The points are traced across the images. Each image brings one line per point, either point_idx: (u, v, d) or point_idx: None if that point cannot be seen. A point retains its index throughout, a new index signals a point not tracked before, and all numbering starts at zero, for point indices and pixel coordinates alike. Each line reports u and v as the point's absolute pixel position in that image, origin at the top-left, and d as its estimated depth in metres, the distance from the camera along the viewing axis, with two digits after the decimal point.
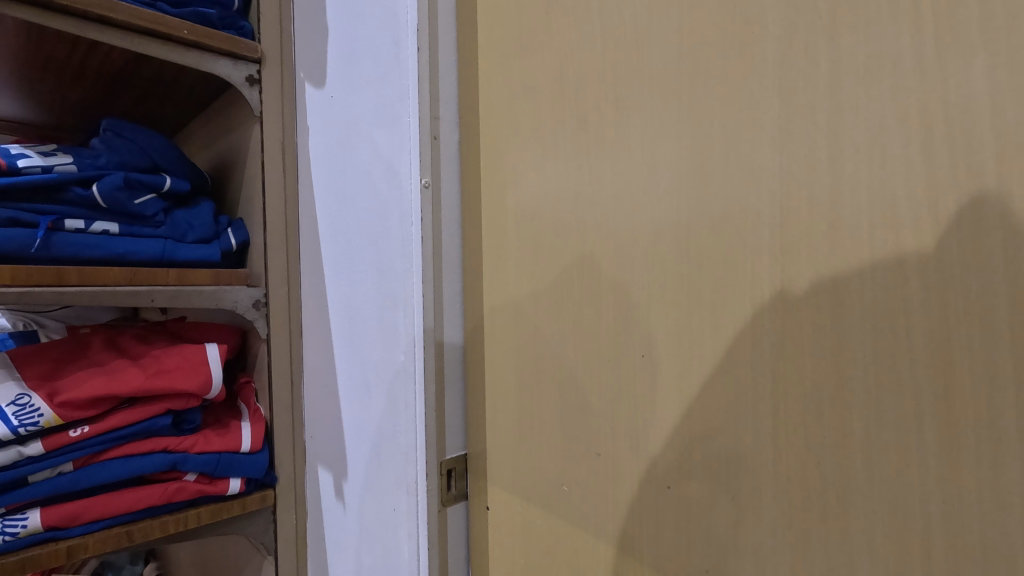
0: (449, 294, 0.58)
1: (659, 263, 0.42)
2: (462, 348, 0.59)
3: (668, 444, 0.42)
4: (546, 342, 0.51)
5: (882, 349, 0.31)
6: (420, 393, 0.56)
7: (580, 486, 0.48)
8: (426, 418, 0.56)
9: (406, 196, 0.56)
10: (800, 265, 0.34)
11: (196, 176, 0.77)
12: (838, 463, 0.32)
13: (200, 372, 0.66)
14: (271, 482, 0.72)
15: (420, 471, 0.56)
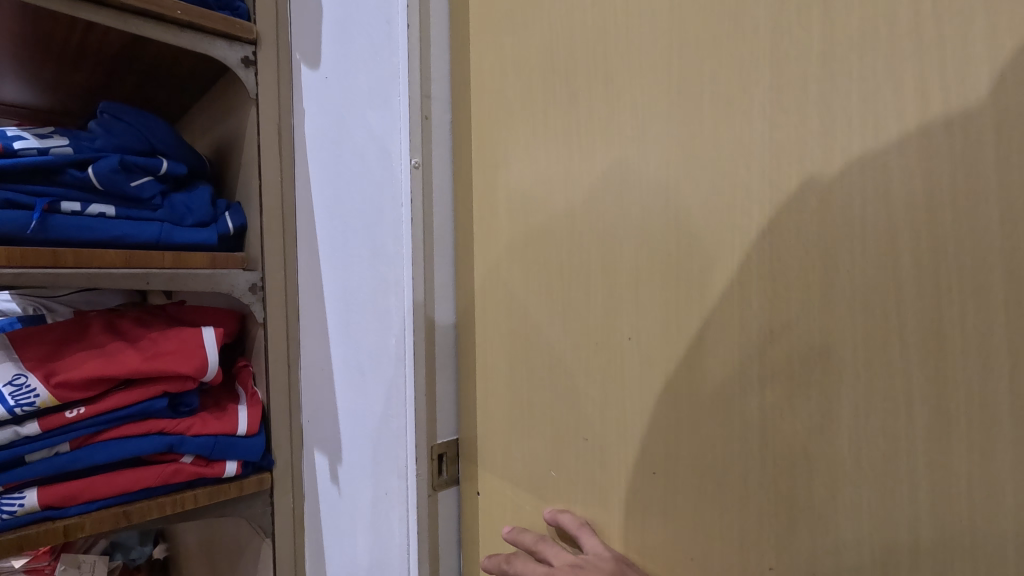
0: (441, 277, 0.57)
1: (646, 245, 0.41)
2: (455, 332, 0.58)
3: (652, 430, 0.41)
4: (535, 326, 0.50)
5: (871, 330, 0.29)
6: (410, 376, 0.55)
7: (567, 471, 0.47)
8: (417, 402, 0.55)
9: (396, 178, 0.55)
10: (788, 244, 0.33)
11: (195, 159, 0.76)
12: (824, 448, 0.31)
13: (196, 355, 0.66)
14: (267, 465, 0.72)
15: (411, 454, 0.55)
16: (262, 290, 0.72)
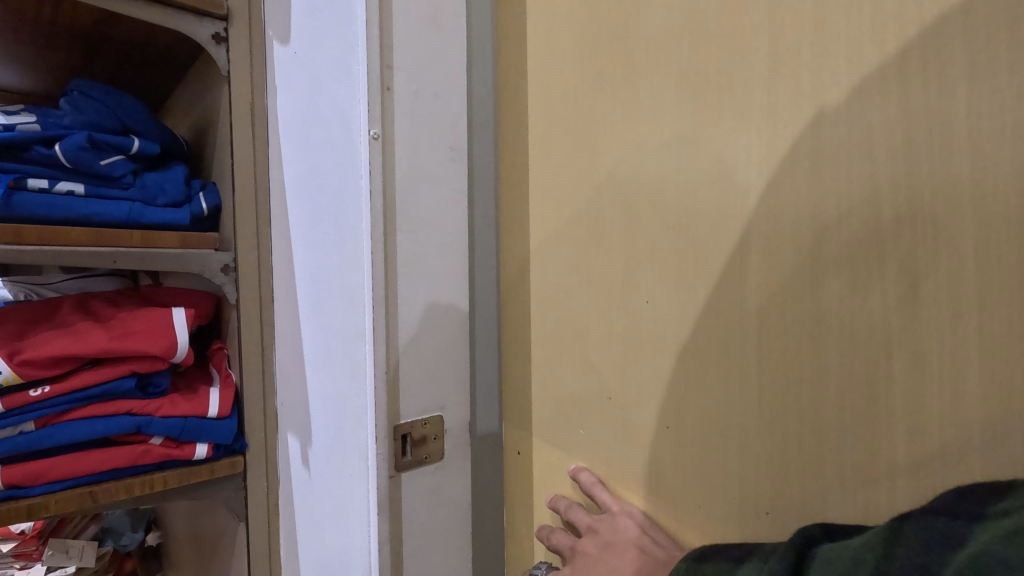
0: (404, 254, 0.54)
1: (659, 209, 0.43)
2: (421, 310, 0.56)
3: (666, 384, 0.44)
4: (558, 293, 0.53)
5: (857, 276, 0.33)
6: (370, 355, 0.53)
7: (592, 428, 0.50)
8: (378, 383, 0.53)
9: (356, 149, 0.53)
10: (784, 203, 0.36)
11: (170, 139, 0.75)
12: (814, 389, 0.35)
13: (167, 335, 0.66)
14: (240, 448, 0.71)
15: (371, 434, 0.53)
16: (234, 271, 0.71)
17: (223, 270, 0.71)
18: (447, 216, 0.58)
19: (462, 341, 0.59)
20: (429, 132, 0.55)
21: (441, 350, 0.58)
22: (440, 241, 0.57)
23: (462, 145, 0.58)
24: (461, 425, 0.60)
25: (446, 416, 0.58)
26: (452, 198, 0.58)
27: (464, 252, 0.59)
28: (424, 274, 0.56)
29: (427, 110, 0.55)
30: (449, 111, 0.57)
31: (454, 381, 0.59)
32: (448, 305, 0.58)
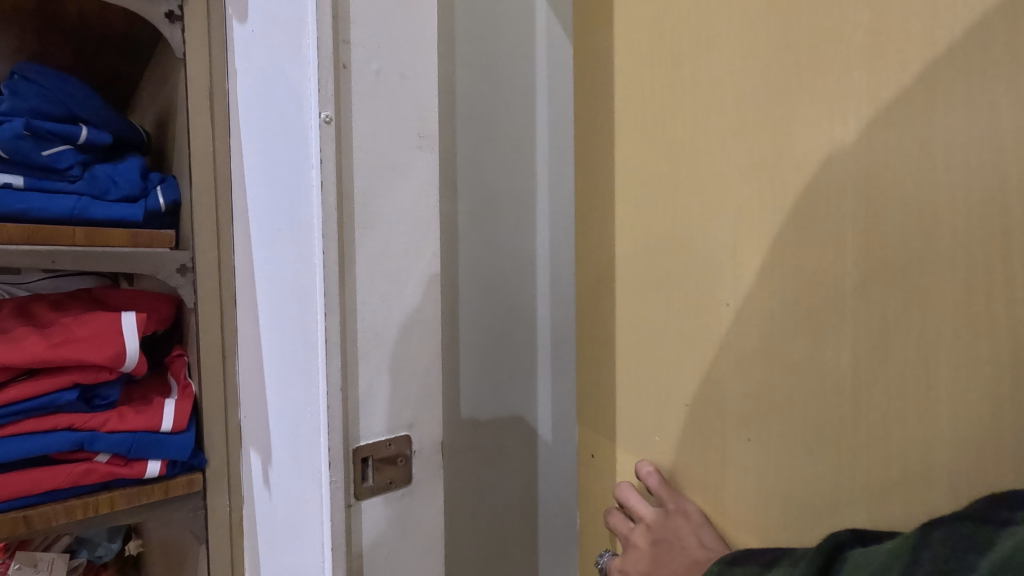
0: (363, 255, 0.47)
1: (738, 159, 0.34)
2: (385, 320, 0.48)
3: (738, 381, 0.34)
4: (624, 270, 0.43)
5: (984, 241, 0.24)
6: (323, 371, 0.46)
7: (666, 434, 0.40)
8: (332, 404, 0.46)
9: (306, 135, 0.46)
10: (886, 145, 0.27)
11: (126, 128, 0.69)
12: (921, 398, 0.26)
13: (114, 343, 0.60)
14: (198, 465, 0.66)
15: (325, 458, 0.46)
16: (192, 272, 0.65)
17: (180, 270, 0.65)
18: (415, 210, 0.50)
19: (432, 352, 0.52)
20: (393, 115, 0.48)
21: (407, 364, 0.50)
22: (407, 239, 0.50)
23: (431, 130, 0.51)
24: (431, 445, 0.53)
25: (414, 436, 0.51)
26: (421, 190, 0.51)
27: (433, 251, 0.52)
28: (388, 277, 0.49)
29: (390, 89, 0.48)
30: (422, 93, 0.50)
31: (423, 397, 0.52)
32: (416, 313, 0.51)
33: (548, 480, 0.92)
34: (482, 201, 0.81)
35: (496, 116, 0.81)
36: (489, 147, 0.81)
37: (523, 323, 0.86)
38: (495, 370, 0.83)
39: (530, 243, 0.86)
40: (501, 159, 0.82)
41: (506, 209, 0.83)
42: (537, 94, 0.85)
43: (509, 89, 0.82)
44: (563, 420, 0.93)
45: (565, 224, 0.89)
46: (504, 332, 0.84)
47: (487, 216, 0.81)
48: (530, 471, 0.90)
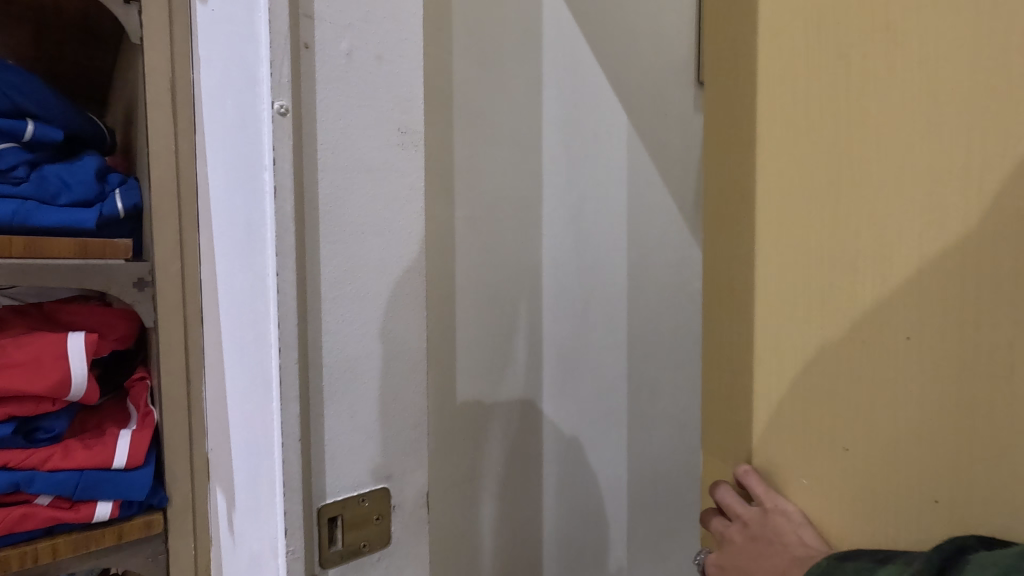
0: (329, 274, 0.38)
1: (995, 159, 0.26)
2: (357, 351, 0.40)
3: (983, 445, 0.27)
4: (775, 287, 0.34)
5: None
6: (277, 419, 0.37)
7: (824, 485, 0.33)
8: (288, 459, 0.37)
9: (258, 130, 0.37)
10: None
11: (81, 123, 0.62)
12: None
13: (55, 369, 0.52)
14: (159, 504, 0.58)
15: (278, 524, 0.38)
16: (151, 287, 0.58)
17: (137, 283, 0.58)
18: (396, 219, 0.41)
19: (417, 390, 0.44)
20: (366, 105, 0.39)
21: (385, 406, 0.42)
22: (385, 255, 0.41)
23: (417, 123, 0.42)
24: (415, 497, 0.44)
25: (394, 488, 0.43)
26: (404, 195, 0.42)
27: (420, 268, 0.43)
28: (360, 302, 0.40)
29: (363, 74, 0.39)
30: (407, 77, 0.41)
31: (405, 443, 0.43)
32: (397, 344, 0.42)
33: (552, 506, 0.86)
34: (483, 206, 0.74)
35: (495, 115, 0.75)
36: (488, 148, 0.74)
37: (524, 338, 0.80)
38: (502, 384, 0.78)
39: (535, 250, 0.81)
40: (501, 161, 0.76)
41: (506, 215, 0.77)
42: (543, 91, 0.80)
43: (510, 85, 0.76)
44: (566, 440, 0.87)
45: (574, 226, 0.86)
46: (507, 345, 0.78)
47: (488, 223, 0.75)
48: (535, 496, 0.83)
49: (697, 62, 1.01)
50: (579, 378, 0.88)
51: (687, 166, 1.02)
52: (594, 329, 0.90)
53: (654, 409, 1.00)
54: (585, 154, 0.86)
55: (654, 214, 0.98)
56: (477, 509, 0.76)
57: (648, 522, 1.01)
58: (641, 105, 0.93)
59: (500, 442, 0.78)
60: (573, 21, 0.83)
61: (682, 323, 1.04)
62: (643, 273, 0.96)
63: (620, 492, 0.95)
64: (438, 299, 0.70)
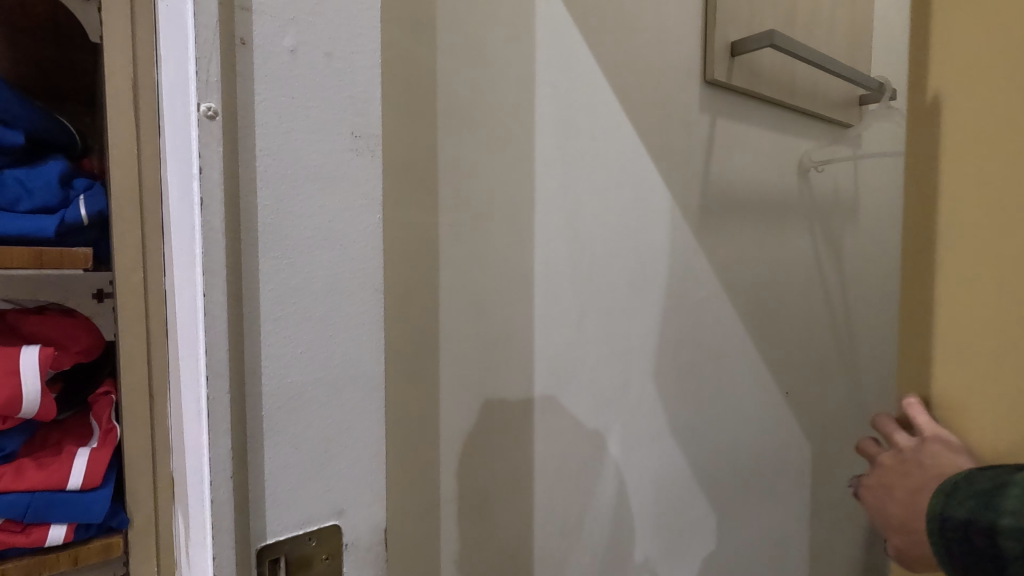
0: (269, 293, 0.35)
1: None
2: (302, 376, 0.37)
3: None
4: (996, 297, 0.47)
5: None
6: (205, 453, 0.34)
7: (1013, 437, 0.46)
8: (219, 497, 0.34)
9: (187, 135, 0.34)
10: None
11: (52, 127, 0.60)
12: None
13: (5, 385, 0.49)
14: (119, 526, 0.55)
15: (209, 560, 0.35)
16: (109, 297, 0.62)
17: (96, 293, 0.62)
18: (349, 231, 0.38)
19: (373, 416, 0.40)
20: (312, 107, 0.36)
21: (336, 436, 0.38)
22: (336, 271, 0.37)
23: (373, 126, 0.39)
24: (372, 533, 0.41)
25: (346, 524, 0.39)
26: (358, 205, 0.38)
27: (377, 284, 0.40)
28: (307, 323, 0.36)
29: (309, 72, 0.36)
30: (360, 76, 0.38)
31: (361, 475, 0.40)
32: (350, 368, 0.39)
33: (545, 527, 0.81)
34: (471, 212, 0.70)
35: (484, 117, 0.71)
36: (476, 152, 0.70)
37: (515, 352, 0.76)
38: (489, 399, 0.74)
39: (528, 259, 0.77)
40: (490, 166, 0.72)
41: (496, 224, 0.73)
42: (536, 92, 0.76)
43: (500, 85, 0.72)
44: (559, 458, 0.82)
45: (569, 234, 0.81)
46: (495, 360, 0.74)
47: (475, 232, 0.71)
48: (526, 516, 0.79)
49: (702, 61, 0.97)
50: (573, 394, 0.83)
51: (692, 170, 0.97)
52: (590, 342, 0.85)
53: (653, 424, 0.95)
54: (581, 158, 0.82)
55: (655, 220, 0.93)
56: (461, 528, 0.72)
57: (651, 539, 0.97)
58: (640, 106, 0.88)
59: (487, 461, 0.74)
60: (569, 17, 0.78)
61: (683, 334, 0.99)
62: (640, 283, 0.91)
63: (617, 510, 0.91)
64: (418, 311, 0.66)
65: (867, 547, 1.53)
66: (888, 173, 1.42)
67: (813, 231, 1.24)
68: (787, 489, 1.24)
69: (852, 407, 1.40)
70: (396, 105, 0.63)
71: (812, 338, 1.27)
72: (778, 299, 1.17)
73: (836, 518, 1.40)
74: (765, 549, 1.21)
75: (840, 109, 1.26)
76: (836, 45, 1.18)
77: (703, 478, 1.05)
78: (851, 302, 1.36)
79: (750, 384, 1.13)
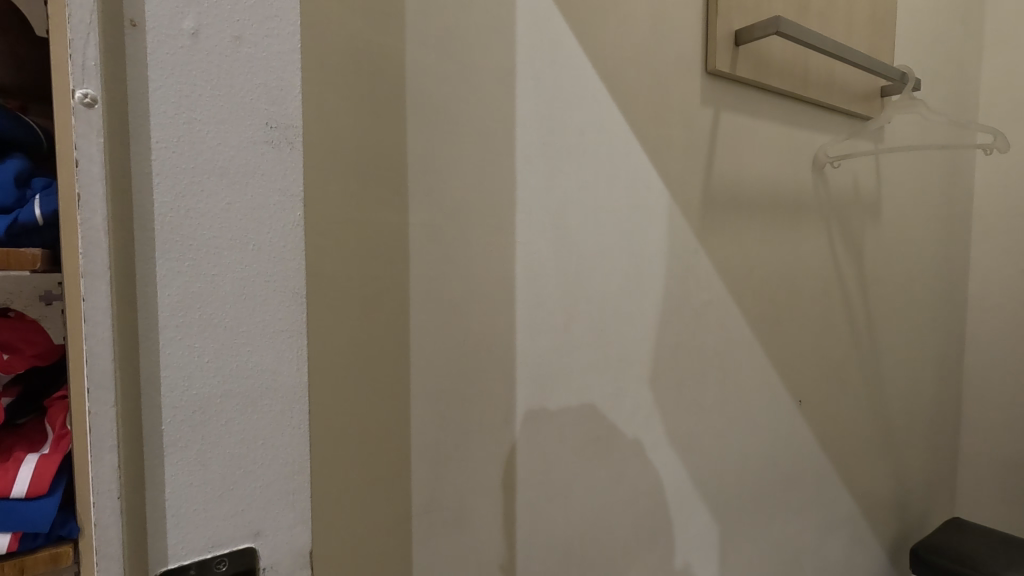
0: (166, 298, 0.32)
1: None
2: (206, 388, 0.34)
3: None
4: None
5: None
6: (88, 473, 0.31)
7: None
8: (103, 521, 0.31)
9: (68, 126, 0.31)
10: None
11: (14, 126, 0.59)
12: None
13: None
14: (69, 535, 0.54)
15: None
16: (58, 300, 0.63)
17: (44, 296, 0.63)
18: (264, 231, 0.35)
19: (295, 431, 0.37)
20: (218, 95, 0.33)
21: (249, 452, 0.35)
22: (248, 274, 0.34)
23: (292, 117, 0.36)
24: (293, 557, 0.38)
25: (263, 548, 0.36)
26: (274, 202, 0.35)
27: (298, 288, 0.37)
28: (214, 331, 0.34)
29: (212, 58, 0.33)
30: (274, 63, 0.35)
31: (280, 494, 0.37)
32: (267, 379, 0.36)
33: (529, 544, 0.76)
34: (444, 210, 0.66)
35: (458, 110, 0.67)
36: (449, 146, 0.66)
37: (496, 357, 0.72)
38: (467, 408, 0.69)
39: (508, 260, 0.72)
40: (465, 161, 0.68)
41: (473, 223, 0.69)
42: (517, 84, 0.72)
43: (479, 77, 0.68)
44: (546, 470, 0.77)
45: (555, 234, 0.77)
46: (473, 367, 0.69)
47: (449, 231, 0.67)
48: (509, 532, 0.74)
49: (703, 51, 0.91)
50: (561, 404, 0.78)
51: (694, 166, 0.92)
52: (579, 348, 0.80)
53: (651, 433, 0.90)
54: (568, 155, 0.77)
55: (651, 218, 0.88)
56: (435, 546, 0.67)
57: (651, 553, 0.91)
58: (633, 99, 0.83)
59: (465, 474, 0.69)
60: (554, 4, 0.73)
61: (682, 339, 0.93)
62: (634, 285, 0.86)
63: (611, 524, 0.85)
64: (386, 316, 0.63)
65: (892, 564, 1.44)
66: (914, 168, 1.34)
67: (829, 229, 1.17)
68: (801, 503, 1.17)
69: (874, 417, 1.32)
70: (360, 100, 0.60)
71: (828, 343, 1.19)
72: (791, 302, 1.11)
73: (856, 534, 1.32)
74: (777, 566, 1.14)
75: (859, 101, 1.18)
76: (855, 33, 1.11)
77: (706, 491, 0.99)
78: (872, 305, 1.28)
79: (759, 393, 1.07)
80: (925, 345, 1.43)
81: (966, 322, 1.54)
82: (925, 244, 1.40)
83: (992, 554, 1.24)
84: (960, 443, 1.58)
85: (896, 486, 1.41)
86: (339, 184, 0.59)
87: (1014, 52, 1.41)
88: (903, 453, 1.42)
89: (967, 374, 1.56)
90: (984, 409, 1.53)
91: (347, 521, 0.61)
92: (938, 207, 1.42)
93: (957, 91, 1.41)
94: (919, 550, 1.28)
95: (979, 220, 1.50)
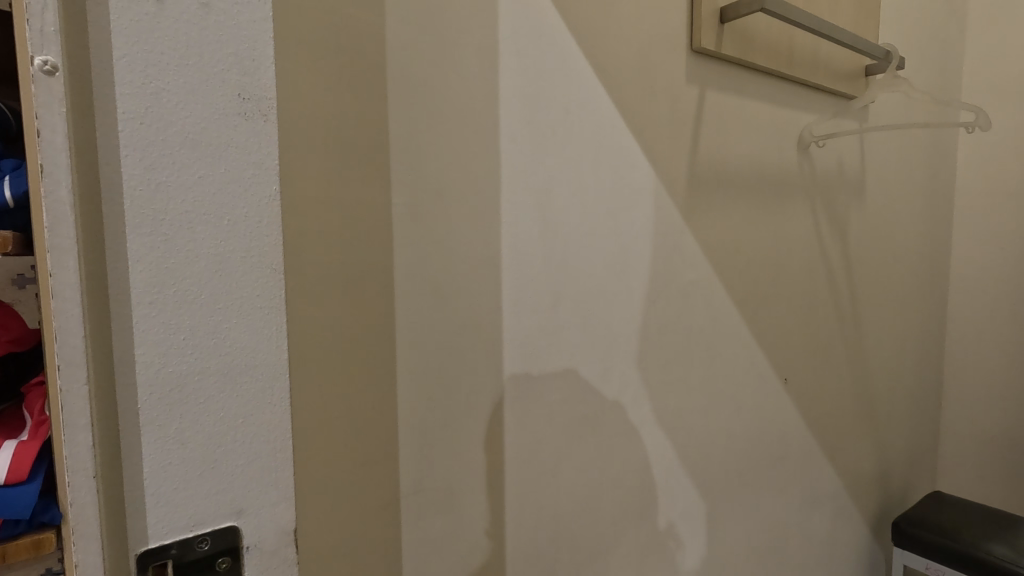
0: (137, 275, 0.31)
1: None
2: (183, 367, 0.33)
3: None
4: None
5: None
6: (63, 451, 0.31)
7: None
8: (79, 499, 0.32)
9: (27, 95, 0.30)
10: None
11: None
12: None
13: None
14: (50, 520, 0.63)
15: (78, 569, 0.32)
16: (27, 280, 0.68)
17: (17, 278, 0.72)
18: (238, 206, 0.34)
19: (276, 408, 0.37)
20: (188, 64, 0.32)
21: (228, 431, 0.35)
22: (223, 249, 0.34)
23: (264, 89, 0.35)
24: (277, 535, 0.38)
25: (246, 526, 0.36)
26: (248, 175, 0.35)
27: (276, 264, 0.36)
28: (190, 307, 0.33)
29: (182, 26, 0.32)
30: (243, 32, 0.34)
31: (262, 472, 0.37)
32: (246, 356, 0.35)
33: (518, 522, 0.77)
34: (428, 190, 0.65)
35: (441, 88, 0.66)
36: (431, 126, 0.65)
37: (482, 338, 0.71)
38: (454, 389, 0.69)
39: (493, 240, 0.72)
40: (449, 141, 0.67)
41: (457, 202, 0.68)
42: (500, 60, 0.70)
43: (460, 53, 0.67)
44: (535, 449, 0.78)
45: (539, 214, 0.76)
46: (459, 347, 0.69)
47: (432, 209, 0.66)
48: (497, 511, 0.74)
49: (688, 28, 0.90)
50: (548, 384, 0.78)
51: (678, 145, 0.91)
52: (565, 327, 0.80)
53: (639, 410, 0.90)
54: (552, 134, 0.76)
55: (637, 198, 0.87)
56: (424, 526, 0.68)
57: (640, 529, 0.92)
58: (618, 78, 0.82)
59: (452, 453, 0.69)
60: None
61: (669, 318, 0.94)
62: (619, 265, 0.86)
63: (600, 502, 0.86)
64: (369, 295, 0.62)
65: (874, 538, 1.47)
66: (897, 147, 1.35)
67: (813, 208, 1.17)
68: (786, 478, 1.19)
69: (857, 393, 1.34)
70: (336, 76, 0.58)
71: (813, 320, 1.20)
72: (776, 280, 1.11)
73: (840, 508, 1.34)
74: (763, 541, 1.16)
75: (843, 80, 1.18)
76: (840, 10, 1.10)
77: (694, 469, 1.00)
78: (856, 283, 1.29)
79: (744, 372, 1.08)
80: (907, 322, 1.45)
81: (948, 300, 1.57)
82: (908, 223, 1.41)
83: (972, 526, 1.27)
84: (942, 418, 1.62)
85: (879, 461, 1.43)
86: (320, 164, 0.58)
87: (999, 30, 1.41)
88: (886, 428, 1.44)
89: (948, 351, 1.59)
90: (965, 384, 1.56)
91: (334, 502, 0.61)
92: (921, 187, 1.43)
93: (940, 69, 1.41)
94: (901, 523, 1.31)
95: (962, 198, 1.51)
